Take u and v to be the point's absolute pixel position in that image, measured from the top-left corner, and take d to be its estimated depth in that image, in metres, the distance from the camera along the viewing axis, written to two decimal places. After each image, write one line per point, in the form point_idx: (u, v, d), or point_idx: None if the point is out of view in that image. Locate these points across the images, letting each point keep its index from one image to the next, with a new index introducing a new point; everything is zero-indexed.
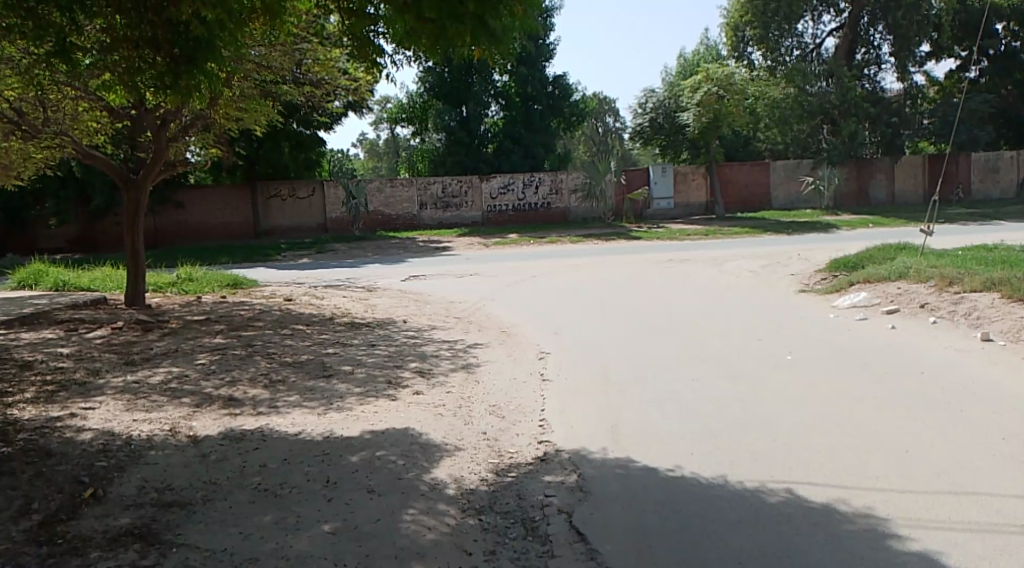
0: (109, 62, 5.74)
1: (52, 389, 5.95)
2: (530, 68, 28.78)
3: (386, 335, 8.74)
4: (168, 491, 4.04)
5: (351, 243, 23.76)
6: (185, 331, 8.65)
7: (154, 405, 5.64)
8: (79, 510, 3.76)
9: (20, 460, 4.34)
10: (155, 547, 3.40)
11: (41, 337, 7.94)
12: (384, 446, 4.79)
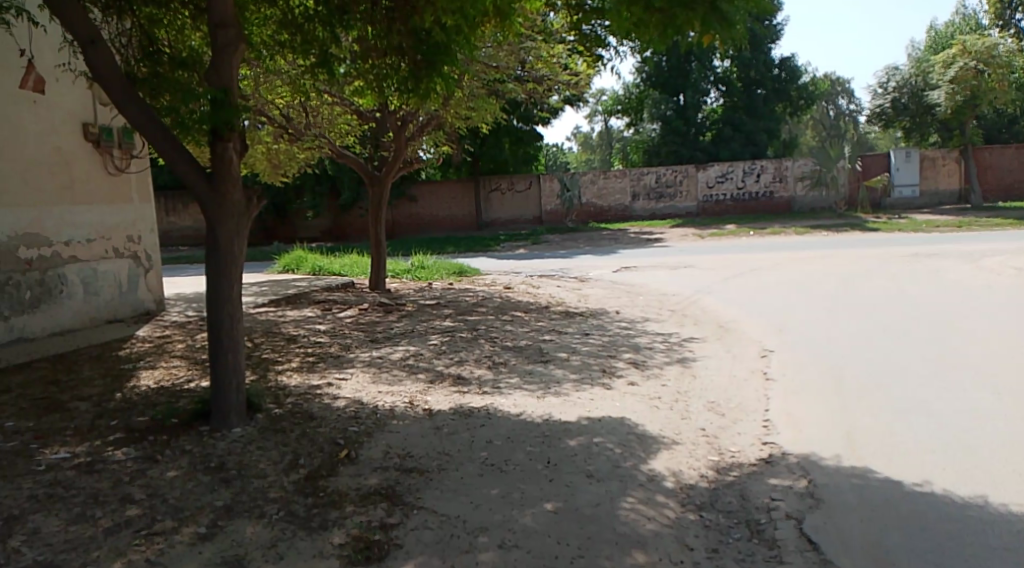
0: (361, 70, 6.36)
1: (313, 360, 6.77)
2: (754, 52, 27.45)
3: (600, 325, 8.84)
4: (407, 458, 4.43)
5: (565, 234, 24.24)
6: (418, 314, 9.39)
7: (395, 379, 6.20)
8: (336, 468, 4.24)
9: (289, 420, 4.98)
10: (398, 507, 3.74)
11: (301, 316, 9.00)
12: (602, 433, 4.88)
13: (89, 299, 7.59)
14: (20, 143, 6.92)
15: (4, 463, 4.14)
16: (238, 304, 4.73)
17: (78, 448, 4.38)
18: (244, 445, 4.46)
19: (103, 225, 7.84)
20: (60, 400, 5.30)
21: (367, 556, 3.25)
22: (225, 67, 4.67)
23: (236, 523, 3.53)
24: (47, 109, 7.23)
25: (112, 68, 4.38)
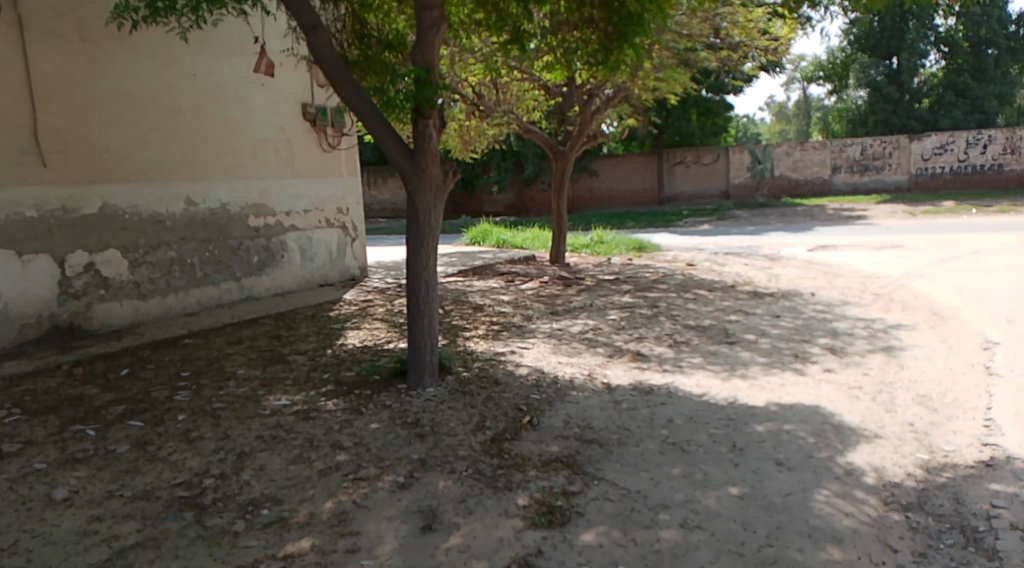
0: (552, 44, 6.40)
1: (497, 328, 7.04)
2: (986, 6, 24.34)
3: (792, 306, 8.37)
4: (588, 430, 4.49)
5: (755, 210, 23.09)
6: (598, 288, 9.41)
7: (575, 351, 6.29)
8: (520, 433, 4.39)
9: (478, 384, 5.22)
10: (579, 476, 3.81)
11: (487, 286, 9.35)
12: (793, 420, 4.64)
13: (304, 264, 8.37)
14: (251, 123, 7.72)
15: (237, 405, 4.71)
16: (434, 272, 5.00)
17: (296, 397, 4.88)
18: (437, 404, 4.75)
19: (318, 197, 8.58)
20: (281, 353, 5.93)
21: (550, 520, 3.35)
22: (429, 46, 4.92)
23: (430, 476, 3.77)
24: (273, 91, 7.99)
25: (330, 51, 4.74)
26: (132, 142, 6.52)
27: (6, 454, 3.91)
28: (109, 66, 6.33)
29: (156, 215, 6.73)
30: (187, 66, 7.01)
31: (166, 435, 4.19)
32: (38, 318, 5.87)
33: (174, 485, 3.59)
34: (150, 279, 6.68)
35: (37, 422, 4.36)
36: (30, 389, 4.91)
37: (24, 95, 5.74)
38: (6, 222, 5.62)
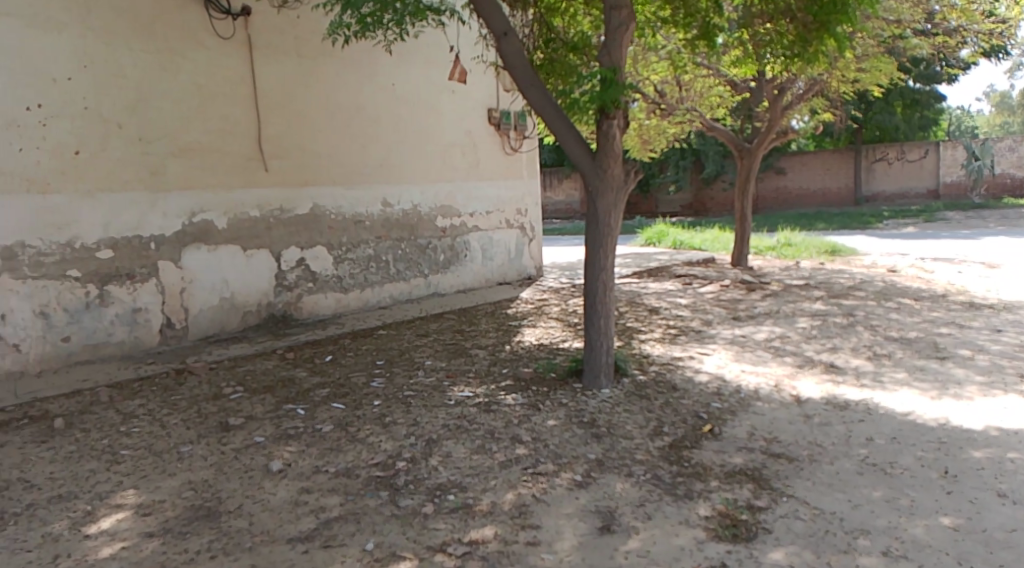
0: (741, 37, 6.15)
1: (675, 332, 6.89)
2: None
3: (1017, 320, 7.45)
4: (775, 443, 4.27)
5: (969, 212, 20.83)
6: (786, 294, 8.92)
7: (760, 359, 6.01)
8: (700, 441, 4.27)
9: (656, 387, 5.15)
10: (766, 491, 3.64)
11: (665, 288, 9.18)
12: (1018, 448, 4.14)
13: (486, 263, 8.67)
14: (441, 128, 8.12)
15: (425, 394, 4.98)
16: (612, 273, 4.99)
17: (478, 389, 5.08)
18: (614, 406, 4.74)
19: (500, 198, 8.85)
20: (464, 347, 6.19)
21: (734, 534, 3.24)
22: (616, 47, 4.90)
23: (608, 477, 3.77)
24: (462, 97, 8.34)
25: (519, 56, 4.86)
26: (338, 148, 7.09)
27: (232, 426, 4.40)
28: (321, 78, 6.91)
29: (357, 215, 7.27)
30: (386, 75, 7.50)
31: (364, 418, 4.53)
32: (258, 306, 6.55)
33: (371, 465, 3.87)
34: (351, 274, 7.24)
35: (256, 399, 4.87)
36: (250, 369, 5.51)
37: (251, 106, 6.40)
38: (234, 220, 6.32)
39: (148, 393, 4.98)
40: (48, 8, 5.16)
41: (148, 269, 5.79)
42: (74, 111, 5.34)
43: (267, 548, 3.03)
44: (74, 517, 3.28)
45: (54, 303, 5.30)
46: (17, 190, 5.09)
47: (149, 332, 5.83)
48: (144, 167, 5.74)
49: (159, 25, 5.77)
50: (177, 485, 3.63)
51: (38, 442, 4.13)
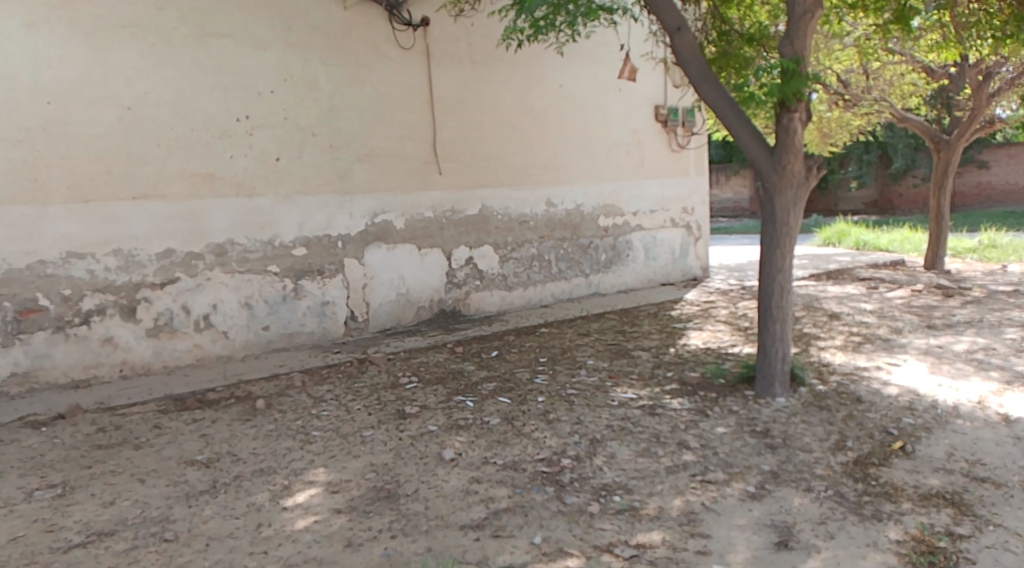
0: (943, 19, 5.62)
1: (859, 339, 6.43)
2: None
3: None
4: (979, 466, 3.87)
5: None
6: (990, 301, 8.03)
7: (959, 373, 5.46)
8: (890, 459, 3.96)
9: (836, 398, 4.83)
10: (968, 518, 3.31)
11: (845, 292, 8.58)
12: None
13: (649, 263, 8.55)
14: (608, 127, 8.09)
15: (589, 393, 5.00)
16: (789, 276, 4.73)
17: (642, 392, 5.02)
18: (790, 416, 4.50)
19: (666, 197, 8.69)
20: (627, 348, 6.13)
21: (931, 561, 2.98)
22: (799, 37, 4.63)
23: (784, 490, 3.59)
24: (630, 95, 8.26)
25: (693, 50, 4.73)
26: (507, 149, 7.26)
27: (408, 414, 4.65)
28: (492, 83, 7.11)
29: (523, 215, 7.42)
30: (555, 75, 7.58)
31: (529, 414, 4.61)
32: (430, 303, 6.86)
33: (538, 460, 3.93)
34: (515, 273, 7.40)
35: (430, 390, 5.11)
36: (424, 361, 5.78)
37: (427, 113, 6.71)
38: (410, 220, 6.66)
39: (335, 380, 5.37)
40: (255, 28, 5.70)
41: (335, 265, 6.24)
42: (275, 121, 5.86)
43: (442, 532, 3.17)
44: (273, 490, 3.61)
45: (257, 295, 5.85)
46: (228, 194, 5.68)
47: (335, 324, 6.28)
48: (333, 172, 6.19)
49: (349, 39, 6.18)
50: (361, 466, 3.89)
51: (243, 420, 4.59)
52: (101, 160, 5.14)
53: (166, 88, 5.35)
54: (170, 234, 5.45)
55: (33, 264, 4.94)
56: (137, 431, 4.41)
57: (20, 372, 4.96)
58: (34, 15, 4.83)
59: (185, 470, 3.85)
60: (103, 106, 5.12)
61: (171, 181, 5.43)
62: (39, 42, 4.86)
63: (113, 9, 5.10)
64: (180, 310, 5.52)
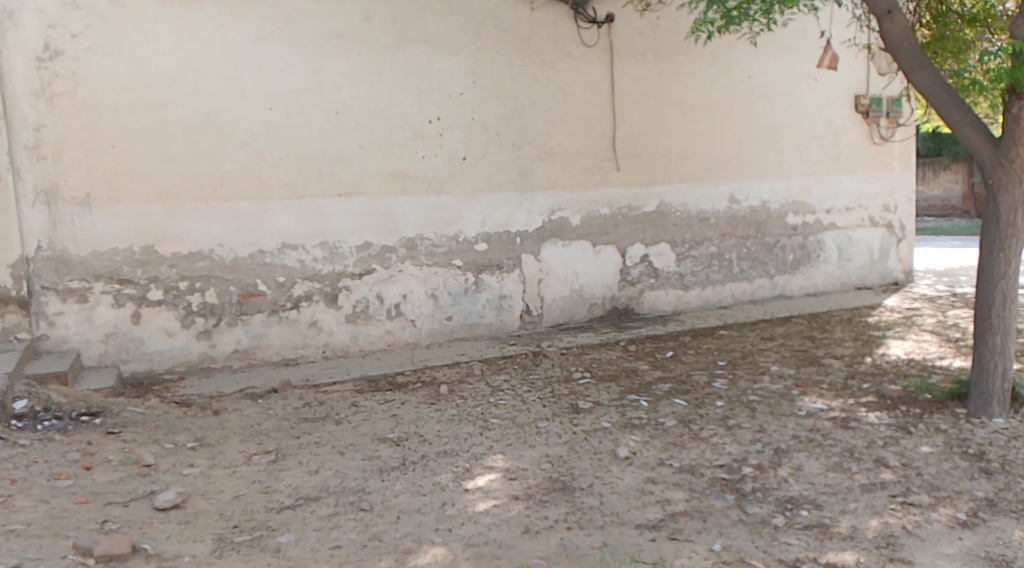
0: None
1: None
2: None
3: None
4: None
5: None
6: None
7: None
8: None
9: None
10: None
11: None
12: None
13: (842, 264, 8.00)
14: (800, 120, 7.65)
15: (771, 401, 4.77)
16: (1014, 283, 4.22)
17: (833, 403, 4.71)
18: (1010, 440, 4.03)
19: (863, 194, 8.07)
20: (815, 355, 5.77)
21: None
22: None
23: (1002, 521, 3.23)
24: (826, 85, 7.76)
25: (905, 35, 4.35)
26: (689, 144, 7.09)
27: (582, 409, 4.68)
28: (676, 77, 6.96)
29: (703, 212, 7.21)
30: (743, 67, 7.28)
31: (707, 418, 4.49)
32: (603, 299, 6.85)
33: (716, 465, 3.82)
34: (693, 272, 7.21)
35: (603, 387, 5.12)
36: (598, 358, 5.79)
37: (609, 109, 6.69)
38: (587, 217, 6.69)
39: (511, 370, 5.53)
40: (448, 33, 5.97)
41: (514, 260, 6.41)
42: (464, 121, 6.11)
43: (618, 529, 3.17)
44: (456, 472, 3.79)
45: (441, 286, 6.15)
46: (420, 192, 6.02)
47: (512, 317, 6.46)
48: (515, 169, 6.35)
49: (535, 39, 6.31)
50: (537, 456, 3.98)
51: (428, 403, 4.85)
52: (311, 161, 5.63)
53: (369, 93, 5.76)
54: (368, 228, 5.86)
55: (255, 254, 5.53)
56: (337, 407, 4.80)
57: (241, 348, 5.56)
58: (261, 30, 5.38)
59: (378, 447, 4.14)
60: (315, 111, 5.60)
61: (371, 179, 5.84)
62: (264, 54, 5.41)
63: (325, 22, 5.56)
64: (374, 298, 5.93)
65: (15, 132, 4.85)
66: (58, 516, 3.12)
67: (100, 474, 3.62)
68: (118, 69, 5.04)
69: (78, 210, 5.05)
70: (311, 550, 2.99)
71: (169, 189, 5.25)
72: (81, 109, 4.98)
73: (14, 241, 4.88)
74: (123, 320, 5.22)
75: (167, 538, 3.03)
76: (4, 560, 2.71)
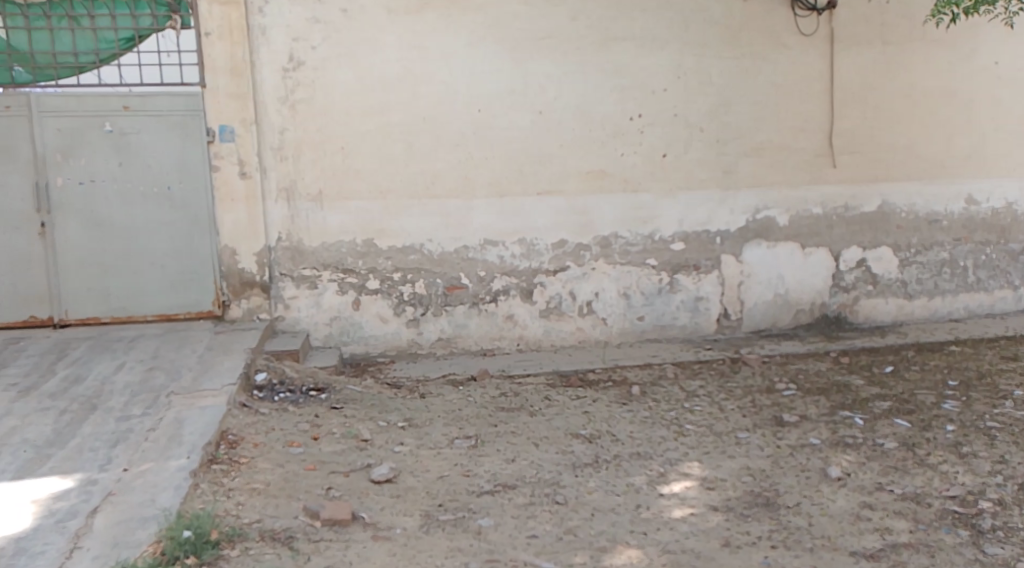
0: None
1: None
2: None
3: None
4: None
5: None
6: None
7: None
8: None
9: None
10: None
11: None
12: None
13: None
14: None
15: (1015, 429, 4.21)
16: None
17: None
18: None
19: None
20: None
21: None
22: None
23: None
24: None
25: None
26: (919, 139, 6.44)
27: (787, 422, 4.42)
28: (907, 65, 6.34)
29: (933, 213, 6.53)
30: (989, 52, 6.48)
31: (934, 443, 4.05)
32: (811, 306, 6.42)
33: (946, 496, 3.44)
34: (918, 280, 6.57)
35: (810, 400, 4.80)
36: (804, 369, 5.44)
37: (826, 102, 6.24)
38: (796, 217, 6.30)
39: (708, 376, 5.35)
40: (655, 29, 5.87)
41: (713, 261, 6.19)
42: (666, 118, 5.98)
43: (829, 554, 2.96)
44: (651, 475, 3.73)
45: (635, 285, 6.09)
46: (618, 190, 5.99)
47: (708, 320, 6.26)
48: (719, 167, 6.12)
49: (747, 31, 6.02)
50: (737, 468, 3.81)
51: (620, 403, 4.82)
52: (514, 159, 5.79)
53: (572, 92, 5.82)
54: (565, 226, 5.93)
55: (459, 249, 5.79)
56: (531, 400, 4.91)
57: (444, 337, 5.86)
58: (474, 35, 5.62)
59: (571, 442, 4.18)
60: (520, 111, 5.76)
61: (570, 177, 5.90)
62: (476, 58, 5.64)
63: (534, 23, 5.69)
64: (568, 295, 6.00)
65: (264, 136, 5.45)
66: (290, 479, 3.47)
67: (325, 444, 3.98)
68: (348, 77, 5.50)
69: (312, 205, 5.57)
70: (509, 536, 3.08)
71: (388, 187, 5.65)
72: (317, 114, 5.49)
73: (260, 233, 5.49)
74: (344, 306, 5.70)
75: (381, 510, 3.26)
76: (248, 514, 3.06)
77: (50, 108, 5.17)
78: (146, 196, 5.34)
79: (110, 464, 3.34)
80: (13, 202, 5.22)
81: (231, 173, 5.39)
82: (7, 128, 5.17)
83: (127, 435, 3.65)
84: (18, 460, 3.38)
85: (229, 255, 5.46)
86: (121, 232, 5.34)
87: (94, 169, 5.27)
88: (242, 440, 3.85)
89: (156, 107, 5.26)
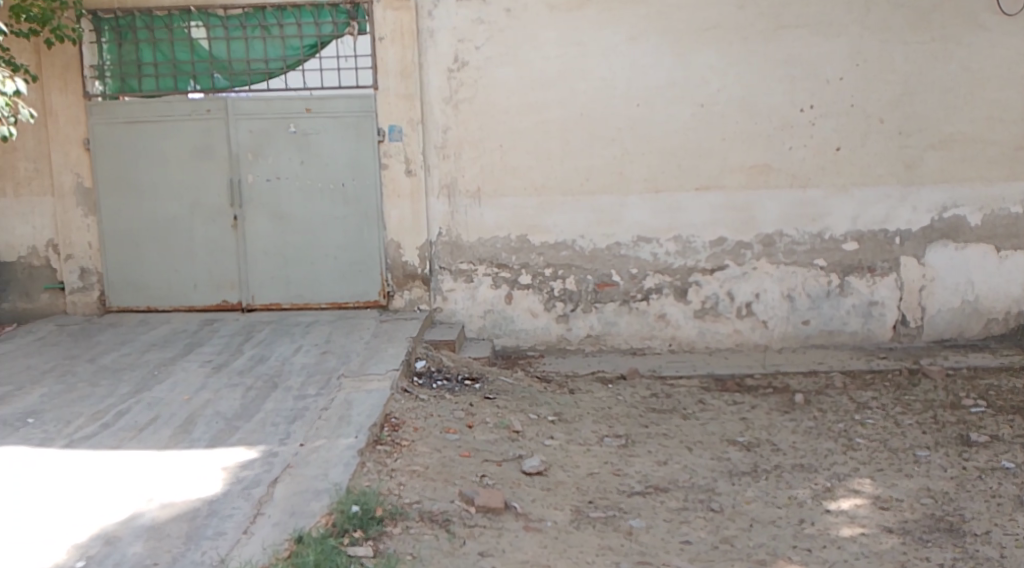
0: None
1: None
2: None
3: None
4: None
5: None
6: None
7: None
8: None
9: None
10: None
11: None
12: None
13: None
14: None
15: None
16: None
17: None
18: None
19: None
20: None
21: None
22: None
23: None
24: None
25: None
26: None
27: (974, 442, 4.02)
28: None
29: None
30: None
31: None
32: (1005, 316, 5.81)
33: None
34: None
35: (1002, 420, 4.34)
36: (994, 385, 4.93)
37: None
38: (990, 216, 5.71)
39: (881, 388, 4.98)
40: (831, 15, 5.52)
41: (890, 263, 5.74)
42: (841, 109, 5.61)
43: None
44: (815, 489, 3.52)
45: (800, 288, 5.78)
46: (784, 186, 5.69)
47: (882, 327, 5.81)
48: (899, 161, 5.66)
49: (938, 13, 5.52)
50: (915, 488, 3.51)
51: (782, 411, 4.59)
52: (673, 155, 5.66)
53: (738, 84, 5.59)
54: (725, 223, 5.73)
55: (612, 245, 5.75)
56: (685, 402, 4.79)
57: (594, 334, 5.85)
58: (635, 29, 5.54)
59: (728, 449, 4.03)
60: (680, 105, 5.62)
61: (732, 173, 5.68)
62: (637, 53, 5.57)
63: (699, 14, 5.53)
64: (725, 296, 5.79)
65: (429, 135, 5.67)
66: (447, 465, 3.60)
67: (479, 433, 4.09)
68: (510, 75, 5.60)
69: (471, 201, 5.74)
70: (662, 540, 3.02)
71: (544, 183, 5.71)
72: (479, 112, 5.65)
73: (423, 228, 5.73)
74: (498, 300, 5.83)
75: (533, 501, 3.30)
76: (409, 495, 3.20)
77: (243, 112, 5.67)
78: (323, 192, 5.72)
79: (288, 439, 3.61)
80: (211, 198, 5.77)
81: (398, 170, 5.66)
82: (208, 130, 5.72)
83: (303, 413, 3.93)
84: (211, 430, 3.74)
85: (394, 248, 5.74)
86: (300, 225, 5.76)
87: (278, 167, 5.71)
88: (404, 424, 4.04)
89: (334, 109, 5.62)
